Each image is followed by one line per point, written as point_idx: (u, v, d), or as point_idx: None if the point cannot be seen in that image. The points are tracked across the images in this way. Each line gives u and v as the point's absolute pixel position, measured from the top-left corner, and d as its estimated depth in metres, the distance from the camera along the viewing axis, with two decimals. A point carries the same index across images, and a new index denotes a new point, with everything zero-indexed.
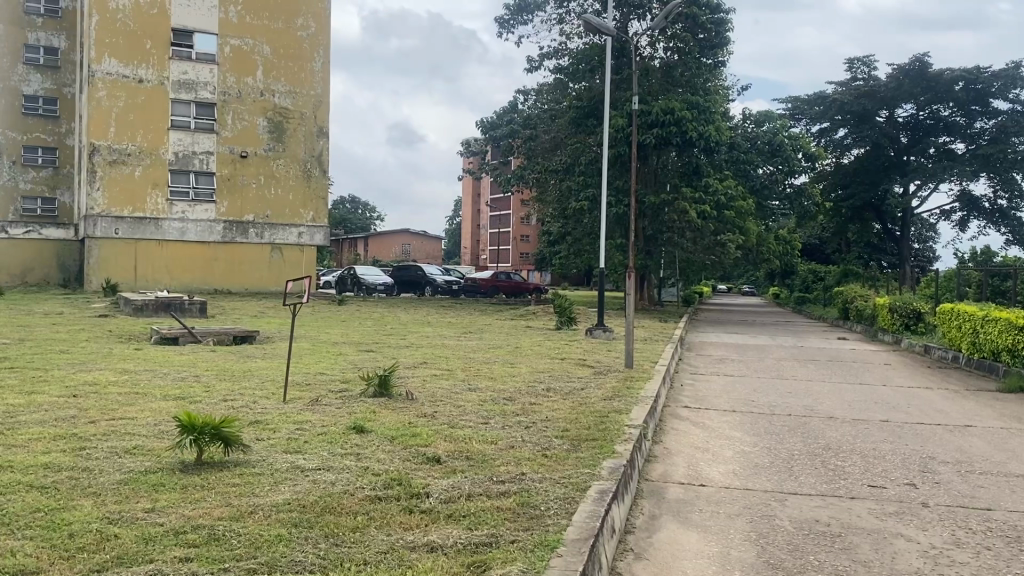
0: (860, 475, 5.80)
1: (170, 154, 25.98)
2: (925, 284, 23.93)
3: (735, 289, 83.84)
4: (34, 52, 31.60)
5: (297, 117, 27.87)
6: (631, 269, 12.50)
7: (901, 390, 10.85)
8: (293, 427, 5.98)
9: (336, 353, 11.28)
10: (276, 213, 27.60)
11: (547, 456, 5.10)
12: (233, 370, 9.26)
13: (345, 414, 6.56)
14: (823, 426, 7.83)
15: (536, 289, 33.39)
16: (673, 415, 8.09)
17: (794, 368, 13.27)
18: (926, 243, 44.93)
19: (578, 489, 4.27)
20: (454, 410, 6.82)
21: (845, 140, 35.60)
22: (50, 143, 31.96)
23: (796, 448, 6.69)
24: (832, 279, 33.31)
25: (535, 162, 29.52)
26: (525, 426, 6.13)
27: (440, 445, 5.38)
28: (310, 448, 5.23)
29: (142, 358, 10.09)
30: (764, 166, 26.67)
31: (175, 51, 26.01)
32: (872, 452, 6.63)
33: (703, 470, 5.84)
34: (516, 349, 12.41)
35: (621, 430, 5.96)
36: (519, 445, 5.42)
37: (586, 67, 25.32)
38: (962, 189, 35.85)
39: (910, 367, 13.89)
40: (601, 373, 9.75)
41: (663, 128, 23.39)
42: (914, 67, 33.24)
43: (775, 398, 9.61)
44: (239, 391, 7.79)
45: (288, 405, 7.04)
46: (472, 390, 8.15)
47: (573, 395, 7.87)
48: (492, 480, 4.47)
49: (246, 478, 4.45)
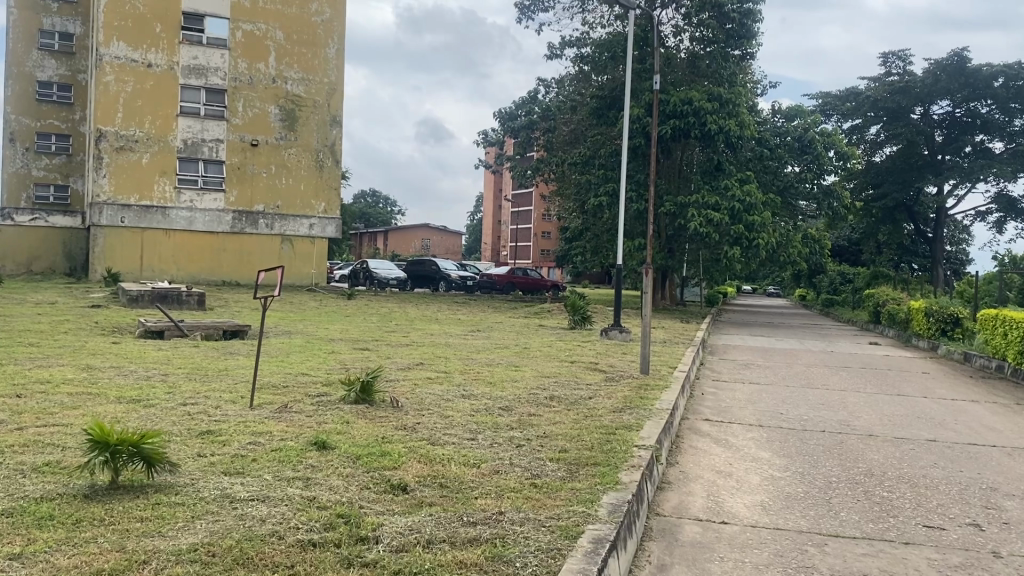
0: (913, 512, 4.88)
1: (179, 140, 25.31)
2: (961, 287, 22.78)
3: (760, 292, 82.83)
4: (49, 38, 31.09)
5: (310, 105, 27.15)
6: (650, 267, 11.55)
7: (945, 403, 9.88)
8: (247, 441, 5.16)
9: (329, 351, 10.47)
10: (287, 204, 26.87)
11: (537, 487, 4.22)
12: (208, 368, 8.43)
13: (313, 425, 5.71)
14: (861, 446, 6.91)
15: (553, 286, 32.53)
16: (690, 430, 7.17)
17: (824, 375, 12.28)
18: (959, 247, 43.48)
19: (565, 537, 3.39)
20: (440, 422, 5.95)
21: (878, 137, 34.41)
22: (63, 131, 31.46)
23: (834, 474, 5.77)
24: (861, 280, 32.09)
25: (554, 156, 28.56)
26: (515, 444, 5.25)
27: (412, 468, 4.53)
28: (255, 470, 4.40)
29: (117, 352, 9.32)
30: (793, 164, 25.61)
31: (186, 35, 25.37)
32: (923, 481, 5.69)
33: (725, 503, 4.93)
34: (523, 350, 11.54)
35: (628, 451, 5.07)
36: (505, 470, 4.56)
37: (608, 56, 24.45)
38: (998, 189, 34.47)
39: (949, 377, 12.88)
40: (612, 379, 8.86)
41: (681, 120, 22.58)
42: (952, 62, 31.84)
43: (804, 410, 8.67)
44: (205, 394, 6.97)
45: (255, 412, 6.23)
46: (466, 396, 7.27)
47: (578, 405, 6.99)
48: (462, 521, 3.60)
49: (158, 511, 3.58)
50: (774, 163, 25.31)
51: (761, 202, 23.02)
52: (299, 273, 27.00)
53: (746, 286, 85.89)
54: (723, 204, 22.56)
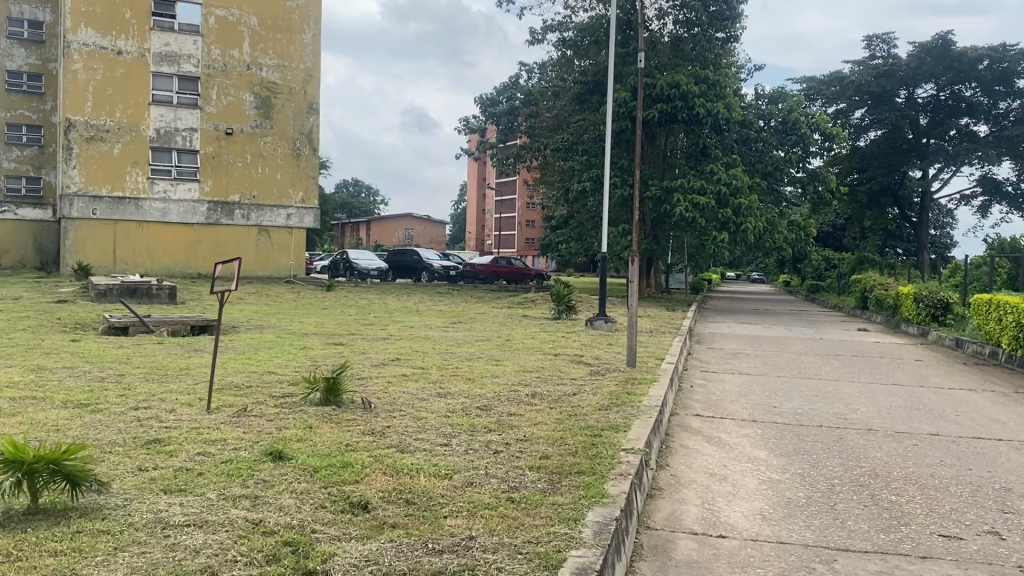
0: (926, 520, 4.47)
1: (151, 130, 24.66)
2: (949, 271, 22.46)
3: (744, 279, 82.92)
4: (18, 26, 30.22)
5: (286, 92, 26.46)
6: (636, 254, 11.09)
7: (944, 392, 9.49)
8: (197, 451, 4.70)
9: (301, 346, 9.97)
10: (263, 194, 26.23)
11: (514, 502, 3.77)
12: (168, 367, 7.93)
13: (272, 431, 5.23)
14: (862, 442, 6.50)
15: (537, 275, 32.00)
16: (680, 427, 6.74)
17: (816, 364, 11.87)
18: (943, 231, 43.29)
19: (544, 569, 2.95)
20: (412, 425, 5.48)
21: (862, 121, 33.89)
22: (35, 121, 30.71)
23: (837, 475, 5.36)
24: (846, 265, 31.75)
25: (537, 142, 28.06)
26: (492, 451, 4.79)
27: (377, 481, 4.07)
28: (199, 486, 3.93)
29: (74, 351, 8.79)
30: (778, 148, 25.18)
31: (156, 21, 24.67)
32: (932, 482, 5.30)
33: (722, 512, 4.50)
34: (505, 343, 11.09)
35: (615, 457, 4.64)
36: (480, 481, 4.11)
37: (590, 40, 23.93)
38: (983, 172, 34.22)
39: (944, 365, 12.51)
40: (597, 373, 8.41)
41: (667, 103, 22.14)
42: (937, 45, 31.52)
43: (799, 403, 8.26)
44: (160, 396, 6.47)
45: (211, 416, 5.76)
46: (442, 395, 6.82)
47: (562, 403, 6.54)
48: (426, 548, 3.14)
49: (76, 542, 3.11)
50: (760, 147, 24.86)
51: (747, 185, 22.67)
52: (277, 265, 26.44)
53: (729, 272, 85.90)
54: (709, 187, 22.15)
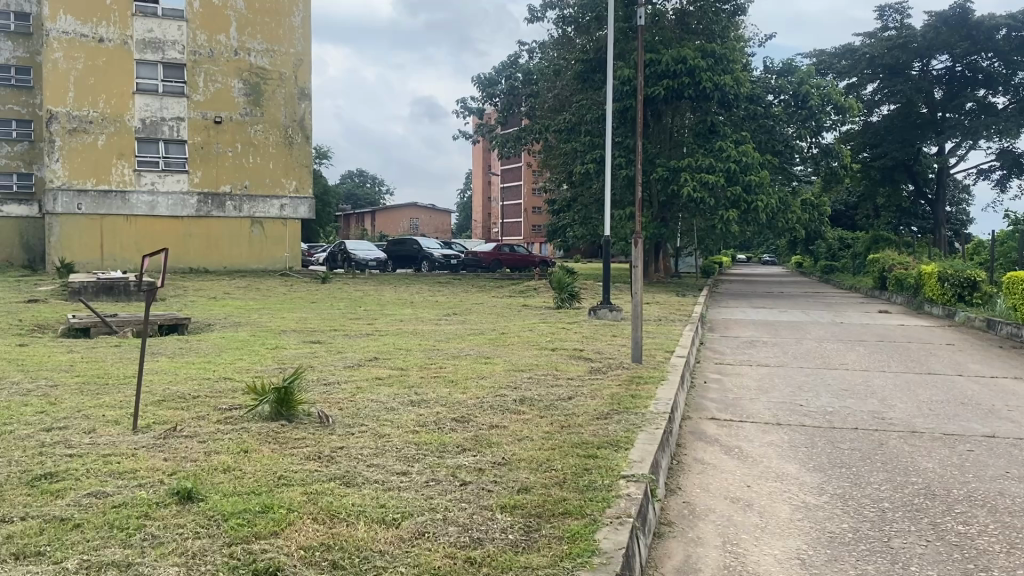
0: (1009, 562, 3.51)
1: (136, 120, 23.78)
2: (972, 249, 21.32)
3: (753, 262, 81.87)
4: (5, 18, 29.26)
5: (276, 78, 25.47)
6: (641, 236, 10.07)
7: (985, 382, 8.53)
8: (87, 492, 3.72)
9: (273, 346, 9.06)
10: (255, 184, 25.28)
11: (473, 567, 2.84)
12: (110, 375, 7.00)
13: (197, 459, 4.29)
14: (908, 448, 5.53)
15: (541, 262, 31.03)
16: (693, 435, 5.78)
17: (840, 351, 10.88)
18: (960, 207, 42.01)
19: None
20: (370, 446, 4.55)
21: (875, 96, 32.78)
22: (24, 116, 29.77)
23: (887, 498, 4.38)
24: (860, 244, 30.68)
25: (538, 124, 27.03)
26: (460, 484, 3.81)
27: (299, 534, 3.13)
28: (64, 551, 2.96)
29: (12, 358, 7.85)
30: (789, 124, 24.06)
31: (138, 7, 23.71)
32: (1003, 504, 4.32)
33: (752, 557, 3.54)
34: (499, 337, 10.13)
35: (612, 488, 3.68)
36: (436, 533, 3.15)
37: (592, 15, 22.88)
38: (1002, 146, 32.91)
39: (978, 349, 11.52)
40: (598, 372, 7.42)
41: (673, 80, 21.11)
42: (954, 14, 30.12)
43: (828, 400, 7.27)
44: (85, 413, 5.52)
45: (134, 439, 4.82)
46: (416, 402, 5.86)
47: (555, 410, 5.59)
48: None
49: None
50: (770, 123, 23.71)
51: (758, 162, 21.56)
52: (271, 257, 25.64)
53: (741, 253, 84.67)
54: (718, 165, 21.12)
